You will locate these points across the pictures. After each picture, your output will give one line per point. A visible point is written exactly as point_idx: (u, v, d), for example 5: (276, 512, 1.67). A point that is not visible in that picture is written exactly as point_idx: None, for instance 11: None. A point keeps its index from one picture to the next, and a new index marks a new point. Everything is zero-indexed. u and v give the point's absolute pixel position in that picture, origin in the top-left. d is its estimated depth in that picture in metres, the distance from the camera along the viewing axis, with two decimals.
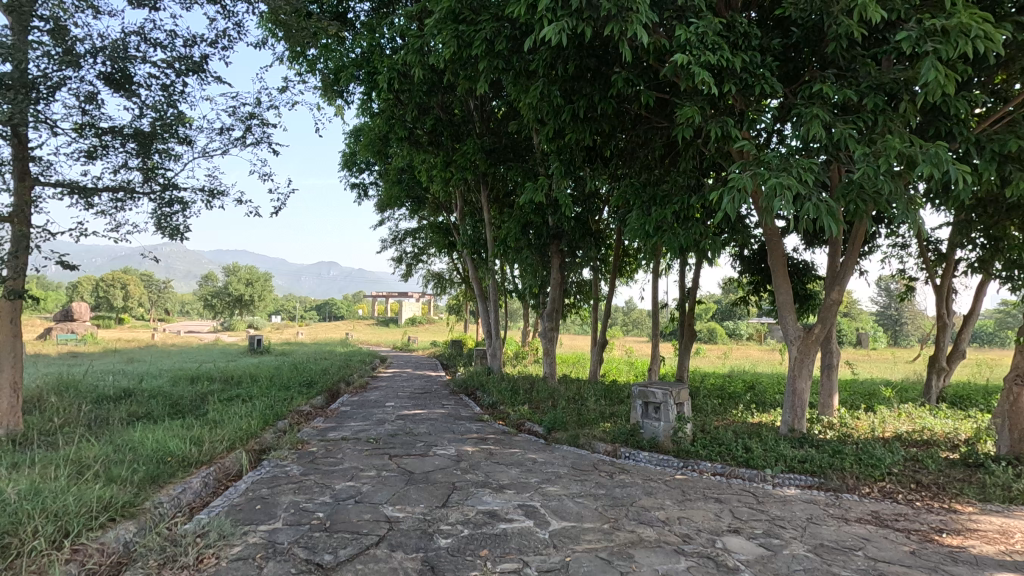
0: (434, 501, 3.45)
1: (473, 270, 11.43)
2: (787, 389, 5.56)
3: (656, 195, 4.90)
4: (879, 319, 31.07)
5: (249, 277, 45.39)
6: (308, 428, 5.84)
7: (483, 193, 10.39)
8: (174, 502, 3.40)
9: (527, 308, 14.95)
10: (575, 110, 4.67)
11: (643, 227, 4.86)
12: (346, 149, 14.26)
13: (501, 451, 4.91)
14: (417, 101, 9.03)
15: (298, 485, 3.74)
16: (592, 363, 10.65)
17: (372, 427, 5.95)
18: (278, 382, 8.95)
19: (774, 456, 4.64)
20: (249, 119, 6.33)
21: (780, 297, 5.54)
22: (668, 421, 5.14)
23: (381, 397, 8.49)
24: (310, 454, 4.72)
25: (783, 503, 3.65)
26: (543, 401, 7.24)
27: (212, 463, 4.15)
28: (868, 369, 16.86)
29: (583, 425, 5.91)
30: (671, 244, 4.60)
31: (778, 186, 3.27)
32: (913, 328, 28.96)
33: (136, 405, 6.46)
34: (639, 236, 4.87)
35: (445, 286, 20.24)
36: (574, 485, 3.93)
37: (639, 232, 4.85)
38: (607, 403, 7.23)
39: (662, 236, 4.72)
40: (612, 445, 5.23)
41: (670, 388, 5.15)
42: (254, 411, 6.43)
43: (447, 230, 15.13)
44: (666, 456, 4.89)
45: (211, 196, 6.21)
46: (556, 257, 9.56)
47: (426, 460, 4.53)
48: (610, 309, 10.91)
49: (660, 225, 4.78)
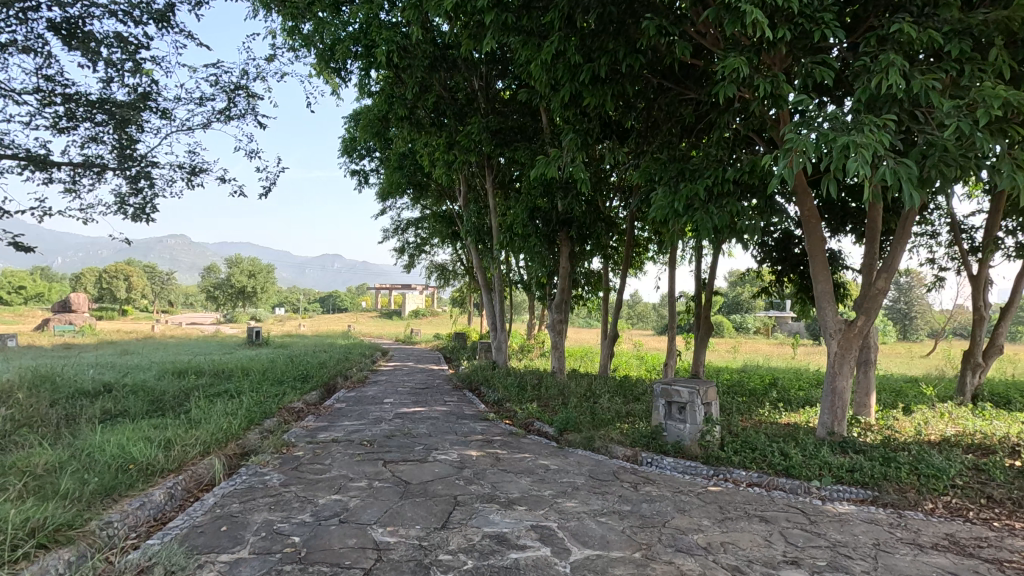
0: (432, 522, 2.93)
1: (477, 260, 10.86)
2: (825, 387, 5.01)
3: (685, 169, 4.35)
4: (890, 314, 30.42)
5: (251, 269, 45.02)
6: (298, 428, 5.34)
7: (488, 178, 9.84)
8: (126, 522, 2.89)
9: (533, 300, 14.41)
10: (595, 70, 4.13)
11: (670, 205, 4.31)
12: (346, 134, 13.72)
13: (510, 457, 4.39)
14: (418, 78, 8.50)
15: (276, 500, 3.23)
16: (602, 357, 10.11)
17: (367, 427, 5.44)
18: (271, 376, 8.46)
19: (817, 464, 4.11)
20: (233, 90, 5.81)
21: (819, 286, 4.98)
22: (695, 423, 4.62)
23: (380, 392, 8.00)
24: (295, 459, 4.22)
25: (841, 525, 3.12)
26: (552, 398, 6.73)
27: (181, 471, 3.65)
28: (885, 364, 16.30)
29: (598, 426, 5.38)
30: (706, 224, 4.02)
31: (853, 146, 2.72)
32: (926, 322, 28.30)
33: (112, 402, 5.98)
34: (667, 215, 4.28)
35: (449, 278, 19.74)
36: (595, 500, 3.40)
37: (667, 211, 4.27)
38: (622, 401, 6.72)
39: (694, 216, 4.15)
40: (632, 449, 4.72)
41: (698, 387, 4.64)
42: (240, 409, 5.94)
43: (451, 219, 14.59)
44: (693, 463, 4.37)
45: (192, 174, 5.73)
46: (564, 244, 8.99)
47: (424, 467, 4.01)
48: (621, 301, 10.30)
49: (691, 203, 4.22)
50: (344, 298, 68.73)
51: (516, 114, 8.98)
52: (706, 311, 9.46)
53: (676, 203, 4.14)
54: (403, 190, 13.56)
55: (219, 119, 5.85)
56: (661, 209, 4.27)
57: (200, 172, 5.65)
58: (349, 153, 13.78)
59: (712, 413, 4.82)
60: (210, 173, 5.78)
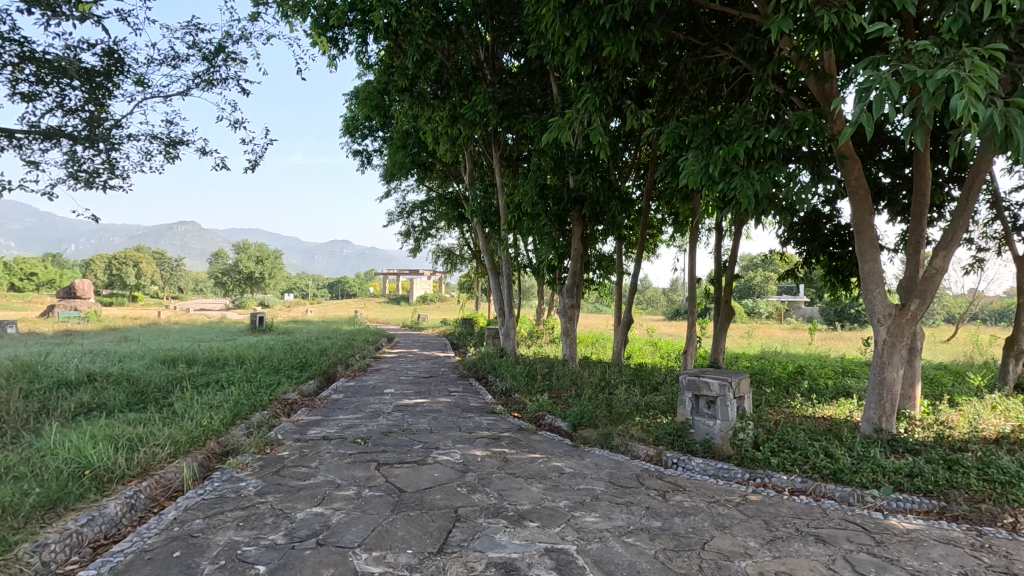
0: (428, 545, 2.46)
1: (483, 242, 10.32)
2: (872, 379, 4.49)
3: (720, 130, 3.78)
4: None
5: (259, 255, 44.77)
6: (287, 424, 4.89)
7: (495, 155, 9.27)
8: (66, 543, 2.45)
9: (542, 284, 13.89)
10: (617, 12, 3.55)
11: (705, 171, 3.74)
12: (348, 113, 13.15)
13: (519, 458, 3.92)
14: (419, 45, 7.91)
15: (247, 514, 2.77)
16: (616, 343, 9.61)
17: (363, 422, 4.99)
18: (267, 364, 8.04)
19: (870, 467, 3.61)
20: (214, 55, 5.30)
21: (867, 266, 4.44)
22: (727, 419, 4.13)
23: (382, 381, 7.58)
24: (279, 460, 3.77)
25: (915, 548, 2.62)
26: (564, 389, 6.25)
27: (144, 476, 3.21)
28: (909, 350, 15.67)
29: (616, 421, 4.90)
30: (747, 190, 3.44)
31: (958, 80, 2.18)
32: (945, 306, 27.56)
33: (90, 393, 5.56)
34: (699, 181, 3.70)
35: (456, 262, 19.26)
36: (619, 514, 2.92)
37: (699, 177, 3.69)
38: (640, 391, 6.22)
39: (732, 182, 3.57)
40: (655, 448, 4.24)
41: (730, 378, 4.15)
42: (227, 401, 5.50)
43: (457, 200, 14.04)
44: (725, 464, 3.89)
45: (170, 146, 5.28)
46: (576, 224, 8.44)
47: (422, 471, 3.54)
48: (636, 285, 9.75)
49: (728, 169, 3.66)
50: (352, 284, 68.61)
51: (524, 86, 8.40)
52: (727, 293, 8.86)
53: (710, 166, 3.56)
54: (407, 170, 13.04)
55: (198, 86, 5.38)
56: (692, 173, 3.70)
57: (178, 144, 5.20)
58: (352, 132, 13.22)
59: (744, 407, 4.32)
60: (190, 145, 5.33)
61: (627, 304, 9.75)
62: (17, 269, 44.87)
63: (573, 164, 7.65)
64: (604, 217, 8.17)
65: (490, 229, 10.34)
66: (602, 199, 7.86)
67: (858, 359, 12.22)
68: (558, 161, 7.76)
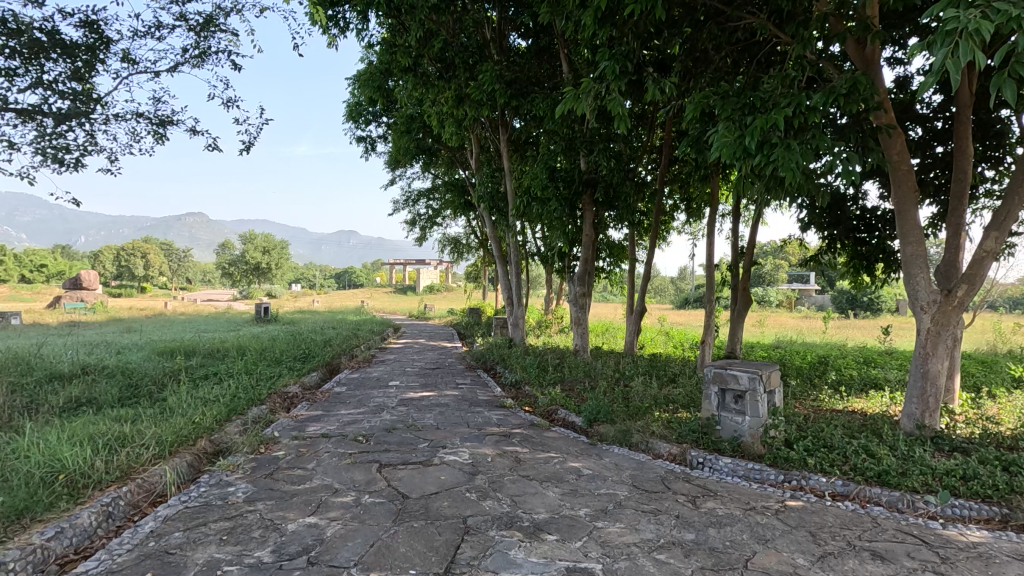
0: (433, 564, 2.17)
1: (490, 230, 9.97)
2: (914, 371, 4.14)
3: (756, 98, 3.42)
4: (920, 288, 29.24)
5: (266, 245, 44.66)
6: (285, 420, 4.61)
7: (502, 137, 8.92)
8: (27, 561, 2.18)
9: (551, 272, 13.56)
10: None
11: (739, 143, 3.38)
12: (351, 97, 12.81)
13: (533, 458, 3.62)
14: (423, 22, 7.55)
15: (232, 526, 2.49)
16: (628, 332, 9.28)
17: (366, 417, 4.70)
18: (268, 356, 7.78)
19: (920, 469, 3.28)
20: (204, 29, 4.99)
21: (910, 248, 4.08)
22: (757, 416, 3.81)
23: (386, 373, 7.30)
24: (273, 461, 3.49)
25: (987, 567, 2.30)
26: (577, 382, 5.95)
27: (124, 481, 2.94)
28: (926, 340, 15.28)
29: (634, 417, 4.59)
30: (790, 163, 3.08)
31: None
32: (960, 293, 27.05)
33: (81, 387, 5.31)
34: (733, 154, 3.34)
35: (462, 252, 18.95)
36: (646, 525, 2.61)
37: (733, 150, 3.33)
38: (657, 384, 5.91)
39: (771, 155, 3.21)
40: (679, 447, 3.93)
41: (760, 371, 3.82)
42: (224, 395, 5.23)
43: (463, 187, 13.71)
44: (756, 465, 3.58)
45: (159, 127, 5.01)
46: (587, 209, 8.09)
47: (428, 474, 3.25)
48: (649, 273, 9.40)
49: (765, 141, 3.30)
50: (359, 274, 68.51)
51: (532, 64, 8.03)
52: (745, 280, 8.50)
53: (747, 137, 3.20)
54: (412, 156, 12.69)
55: (187, 62, 5.08)
56: (725, 146, 3.34)
57: (166, 124, 4.92)
58: (356, 118, 12.89)
59: (775, 402, 4.00)
60: (179, 125, 5.05)
61: (640, 292, 9.40)
62: (25, 261, 44.97)
63: (585, 146, 7.30)
64: (617, 201, 7.81)
65: (498, 216, 10.01)
66: (615, 183, 7.50)
67: (877, 348, 11.85)
68: (569, 143, 7.39)
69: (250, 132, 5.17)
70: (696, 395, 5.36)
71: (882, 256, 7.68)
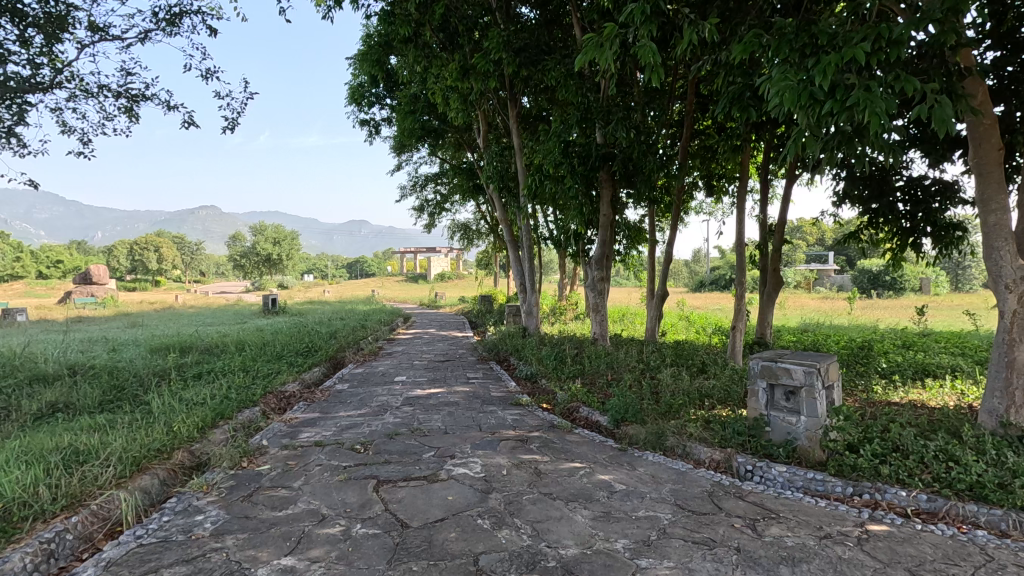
0: None
1: (501, 213, 9.41)
2: (996, 360, 3.56)
3: (819, 33, 2.81)
4: (945, 266, 28.25)
5: (277, 236, 44.49)
6: (276, 425, 4.14)
7: (511, 113, 8.33)
8: None
9: (564, 257, 13.00)
10: None
11: (801, 85, 2.78)
12: (353, 79, 12.23)
13: (555, 470, 3.12)
14: None
15: (190, 573, 2.03)
16: (649, 319, 8.73)
17: (367, 420, 4.23)
18: (269, 351, 7.35)
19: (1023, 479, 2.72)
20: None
21: (994, 217, 3.48)
22: (815, 416, 3.28)
23: (393, 368, 6.83)
24: (254, 477, 3.01)
25: None
26: (599, 375, 5.44)
27: (75, 510, 2.49)
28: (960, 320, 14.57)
29: (667, 417, 4.07)
30: (876, 106, 2.49)
31: None
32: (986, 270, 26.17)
33: (61, 390, 4.90)
34: (798, 100, 2.76)
35: (472, 238, 18.42)
36: (701, 563, 2.10)
37: (798, 95, 2.75)
38: (687, 376, 5.38)
39: (847, 99, 2.63)
40: (722, 452, 3.43)
41: (818, 364, 3.28)
42: (213, 397, 4.79)
43: (472, 170, 13.17)
44: (818, 474, 3.07)
45: (131, 102, 4.56)
46: (605, 187, 7.51)
47: (433, 493, 2.77)
48: (671, 255, 8.80)
49: (838, 83, 2.72)
50: (371, 264, 68.35)
51: (542, 31, 7.42)
52: (775, 260, 7.89)
53: (817, 77, 2.62)
54: (417, 139, 12.14)
55: (159, 30, 4.61)
56: (787, 90, 2.76)
57: (137, 98, 4.46)
58: (358, 101, 12.25)
59: (834, 399, 3.46)
60: (153, 101, 4.59)
61: (661, 276, 8.80)
62: (41, 257, 45.26)
63: (602, 118, 6.72)
64: (638, 176, 7.21)
65: (508, 198, 9.46)
66: (636, 156, 6.91)
67: (912, 330, 11.19)
68: (585, 115, 6.80)
69: (232, 107, 4.67)
70: (733, 389, 4.82)
71: (930, 229, 7.04)
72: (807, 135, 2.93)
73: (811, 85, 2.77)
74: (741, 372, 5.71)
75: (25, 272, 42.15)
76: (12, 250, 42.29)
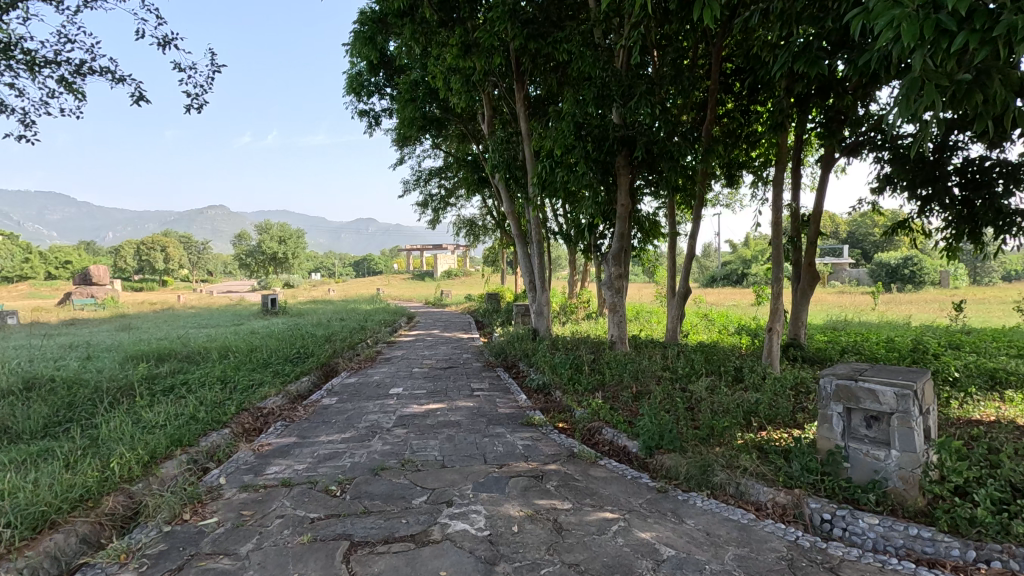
0: None
1: (507, 205, 8.70)
2: None
3: None
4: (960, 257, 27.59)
5: (283, 234, 44.08)
6: (241, 455, 3.47)
7: (518, 95, 7.63)
8: None
9: (575, 252, 12.30)
10: None
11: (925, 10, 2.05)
12: (351, 68, 11.57)
13: (580, 526, 2.42)
14: None
15: None
16: (671, 319, 8.01)
17: (350, 448, 3.55)
18: (255, 358, 6.71)
19: None
20: None
21: None
22: (914, 451, 2.55)
23: (390, 377, 6.16)
24: (193, 540, 2.34)
25: None
26: (623, 386, 4.75)
27: None
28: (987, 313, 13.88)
29: (711, 444, 3.37)
30: None
31: None
32: (1007, 264, 25.37)
33: (3, 409, 4.26)
34: (919, 35, 2.03)
35: (478, 234, 17.75)
36: None
37: (919, 27, 2.02)
38: (724, 388, 4.68)
39: (991, 28, 1.93)
40: (789, 493, 2.73)
41: (915, 386, 2.55)
42: (178, 418, 4.15)
43: (477, 163, 12.50)
44: (925, 531, 2.35)
45: (75, 77, 4.03)
46: (622, 174, 6.77)
47: (421, 565, 2.10)
48: (693, 249, 8.07)
49: (974, 7, 2.00)
50: (377, 262, 67.89)
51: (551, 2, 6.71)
52: (811, 254, 7.12)
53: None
54: (419, 129, 11.47)
55: None
56: (904, 20, 2.03)
57: (86, 73, 3.94)
58: (357, 91, 11.53)
59: (932, 427, 2.73)
60: (102, 75, 4.06)
61: (683, 273, 8.05)
62: (48, 258, 45.05)
63: (618, 96, 6.04)
64: (660, 161, 6.49)
65: (516, 189, 8.77)
66: (659, 138, 6.21)
67: (951, 327, 10.43)
68: (601, 92, 6.07)
69: (196, 85, 4.16)
70: (780, 405, 4.11)
71: (991, 217, 6.30)
72: (925, 79, 2.20)
73: (935, 11, 2.04)
74: (784, 383, 4.99)
75: (33, 273, 42.03)
76: (19, 251, 42.16)
